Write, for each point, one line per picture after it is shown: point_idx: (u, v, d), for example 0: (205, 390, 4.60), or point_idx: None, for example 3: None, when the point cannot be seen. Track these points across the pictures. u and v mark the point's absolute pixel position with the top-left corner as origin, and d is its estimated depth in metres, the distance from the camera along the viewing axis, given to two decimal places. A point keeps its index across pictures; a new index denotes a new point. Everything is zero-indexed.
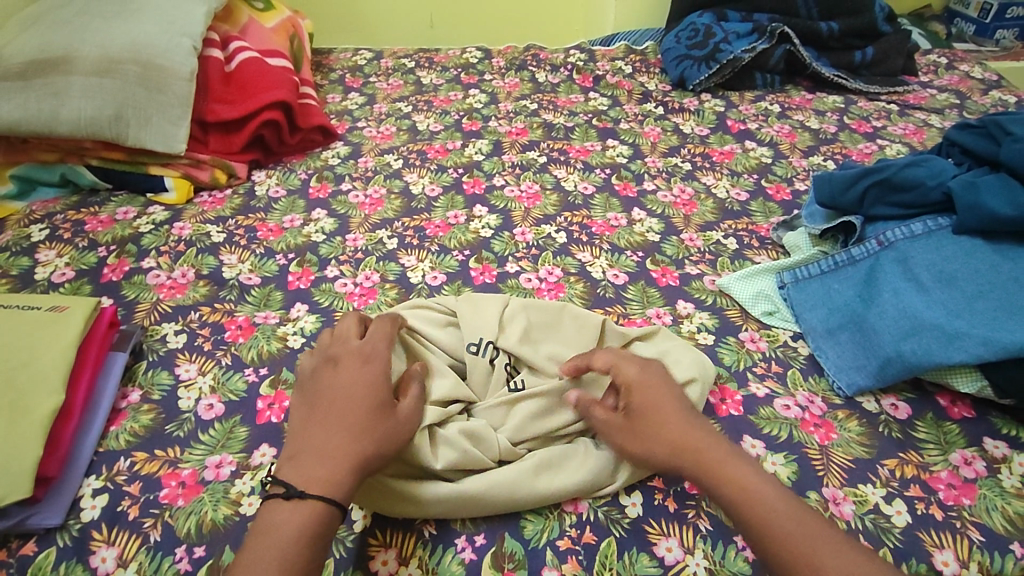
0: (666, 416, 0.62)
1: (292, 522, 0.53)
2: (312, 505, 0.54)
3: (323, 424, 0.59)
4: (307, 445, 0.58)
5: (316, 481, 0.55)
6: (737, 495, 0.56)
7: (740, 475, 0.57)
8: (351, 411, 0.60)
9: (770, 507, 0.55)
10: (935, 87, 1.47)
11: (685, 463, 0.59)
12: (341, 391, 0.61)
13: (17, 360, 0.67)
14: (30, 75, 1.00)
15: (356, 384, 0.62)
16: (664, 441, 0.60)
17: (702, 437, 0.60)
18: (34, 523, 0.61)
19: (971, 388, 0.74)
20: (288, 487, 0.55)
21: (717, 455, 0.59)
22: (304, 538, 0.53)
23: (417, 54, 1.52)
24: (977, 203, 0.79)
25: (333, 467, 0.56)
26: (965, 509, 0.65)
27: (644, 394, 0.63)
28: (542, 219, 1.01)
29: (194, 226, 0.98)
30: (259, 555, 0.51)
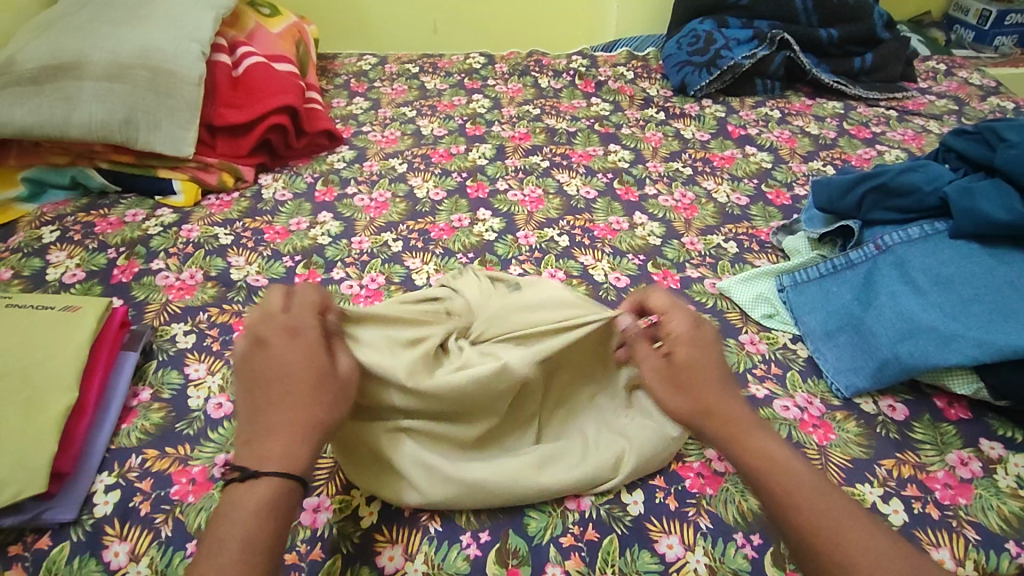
0: (706, 376, 0.60)
1: (250, 498, 0.50)
2: (268, 478, 0.50)
3: (263, 399, 0.54)
4: (257, 425, 0.53)
5: (273, 457, 0.52)
6: (766, 466, 0.55)
7: (770, 448, 0.56)
8: (291, 382, 0.54)
9: (799, 481, 0.54)
10: (934, 93, 1.49)
11: (712, 427, 0.58)
12: (278, 362, 0.55)
13: (32, 359, 0.68)
14: (42, 79, 1.02)
15: (292, 351, 0.56)
16: (696, 397, 0.59)
17: (737, 405, 0.59)
18: (48, 518, 0.62)
19: (967, 390, 0.75)
20: (242, 469, 0.51)
21: (748, 426, 0.58)
22: (263, 512, 0.49)
23: (421, 59, 1.54)
24: (972, 208, 0.80)
25: (289, 440, 0.52)
26: (961, 508, 0.66)
27: (688, 349, 0.61)
28: (544, 223, 1.03)
29: (202, 228, 0.99)
30: (218, 535, 0.48)
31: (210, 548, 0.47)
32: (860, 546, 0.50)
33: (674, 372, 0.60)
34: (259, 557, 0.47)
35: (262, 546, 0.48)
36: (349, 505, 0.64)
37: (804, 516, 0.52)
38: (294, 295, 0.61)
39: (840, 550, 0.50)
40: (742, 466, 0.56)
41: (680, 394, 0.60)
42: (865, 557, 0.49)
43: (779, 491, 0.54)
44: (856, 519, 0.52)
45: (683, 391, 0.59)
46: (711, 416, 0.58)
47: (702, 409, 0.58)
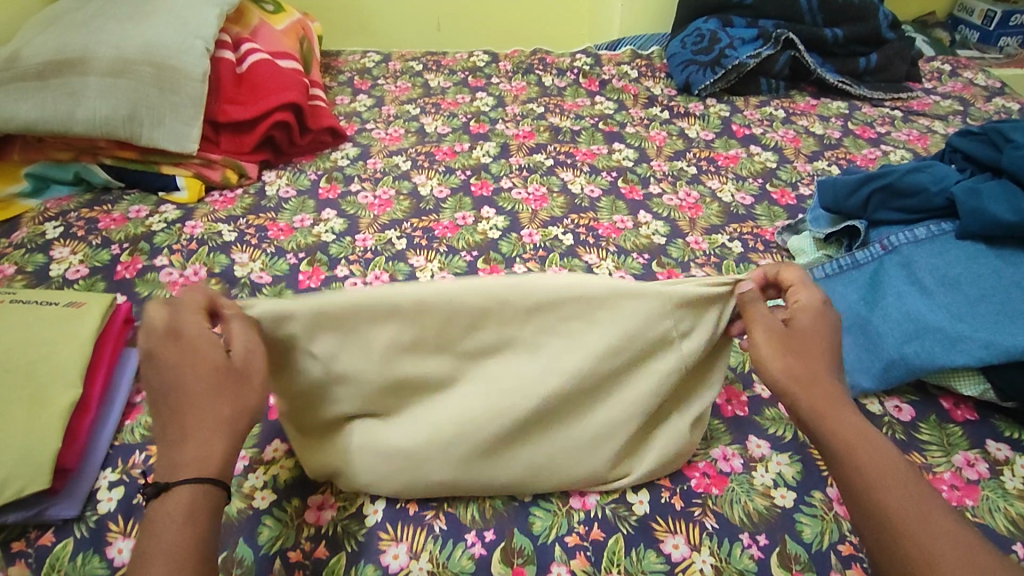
0: (813, 347, 0.60)
1: (164, 512, 0.49)
2: (180, 487, 0.50)
3: (167, 411, 0.54)
4: (165, 437, 0.53)
5: (191, 464, 0.51)
6: (856, 440, 0.55)
7: (862, 427, 0.56)
8: (188, 388, 0.54)
9: (888, 461, 0.54)
10: (939, 93, 1.48)
11: (805, 398, 0.58)
12: (174, 370, 0.54)
13: (36, 355, 0.68)
14: (46, 75, 1.02)
15: (180, 355, 0.55)
16: (801, 365, 0.59)
17: (832, 383, 0.59)
18: (52, 515, 0.62)
19: (974, 391, 0.74)
20: (155, 483, 0.51)
21: (840, 403, 0.58)
22: (178, 521, 0.49)
23: (425, 57, 1.53)
24: (980, 208, 0.79)
25: (202, 442, 0.52)
26: (968, 509, 0.66)
27: (808, 319, 0.61)
28: (548, 222, 1.03)
29: (206, 225, 0.99)
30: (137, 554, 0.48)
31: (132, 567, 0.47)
32: (944, 528, 0.50)
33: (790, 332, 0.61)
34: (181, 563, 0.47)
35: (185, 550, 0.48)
36: (354, 504, 0.64)
37: (890, 496, 0.51)
38: (175, 301, 0.58)
39: (923, 527, 0.50)
40: (833, 438, 0.56)
41: (783, 357, 0.59)
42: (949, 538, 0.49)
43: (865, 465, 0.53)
44: (946, 508, 0.51)
45: (789, 354, 0.59)
46: (809, 386, 0.58)
47: (802, 376, 0.58)
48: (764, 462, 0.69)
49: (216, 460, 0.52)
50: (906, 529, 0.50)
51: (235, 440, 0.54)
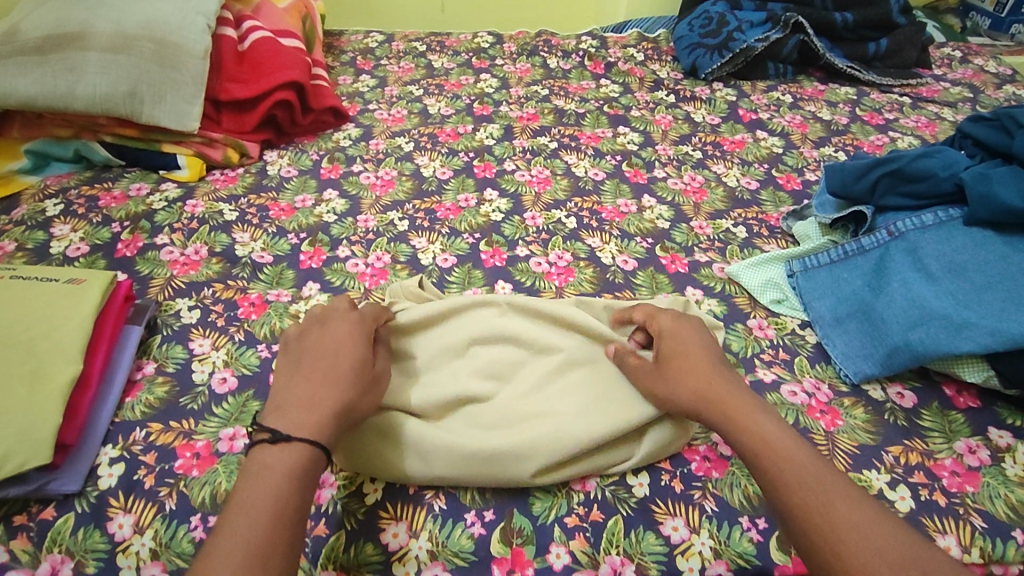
0: (695, 366, 0.63)
1: (278, 465, 0.52)
2: (298, 447, 0.53)
3: (307, 373, 0.59)
4: (290, 394, 0.58)
5: (305, 426, 0.55)
6: (755, 446, 0.57)
7: (763, 426, 0.58)
8: (335, 366, 0.60)
9: (790, 459, 0.55)
10: (948, 80, 1.46)
11: (711, 413, 0.60)
12: (330, 346, 0.62)
13: (38, 331, 0.68)
14: (46, 49, 1.00)
15: (339, 338, 0.63)
16: (691, 387, 0.62)
17: (729, 390, 0.61)
18: (53, 489, 0.62)
19: (977, 378, 0.74)
20: (274, 431, 0.54)
21: (745, 407, 0.60)
22: (291, 478, 0.52)
23: (429, 38, 1.51)
24: (988, 194, 0.78)
25: (321, 412, 0.56)
26: (968, 495, 0.66)
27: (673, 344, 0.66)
28: (552, 205, 1.02)
29: (207, 204, 0.98)
30: (244, 499, 0.50)
31: (239, 510, 0.49)
32: (846, 520, 0.50)
33: (660, 367, 0.65)
34: (286, 520, 0.49)
35: (283, 536, 0.49)
36: (353, 482, 0.64)
37: (796, 494, 0.53)
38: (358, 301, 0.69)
39: (823, 521, 0.51)
40: (739, 448, 0.58)
41: (679, 386, 0.63)
42: (851, 532, 0.50)
43: (766, 469, 0.55)
44: (858, 499, 0.52)
45: (677, 380, 0.63)
46: (708, 399, 0.61)
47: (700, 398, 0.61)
48: None
49: (325, 433, 0.55)
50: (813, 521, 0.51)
51: (339, 430, 0.58)
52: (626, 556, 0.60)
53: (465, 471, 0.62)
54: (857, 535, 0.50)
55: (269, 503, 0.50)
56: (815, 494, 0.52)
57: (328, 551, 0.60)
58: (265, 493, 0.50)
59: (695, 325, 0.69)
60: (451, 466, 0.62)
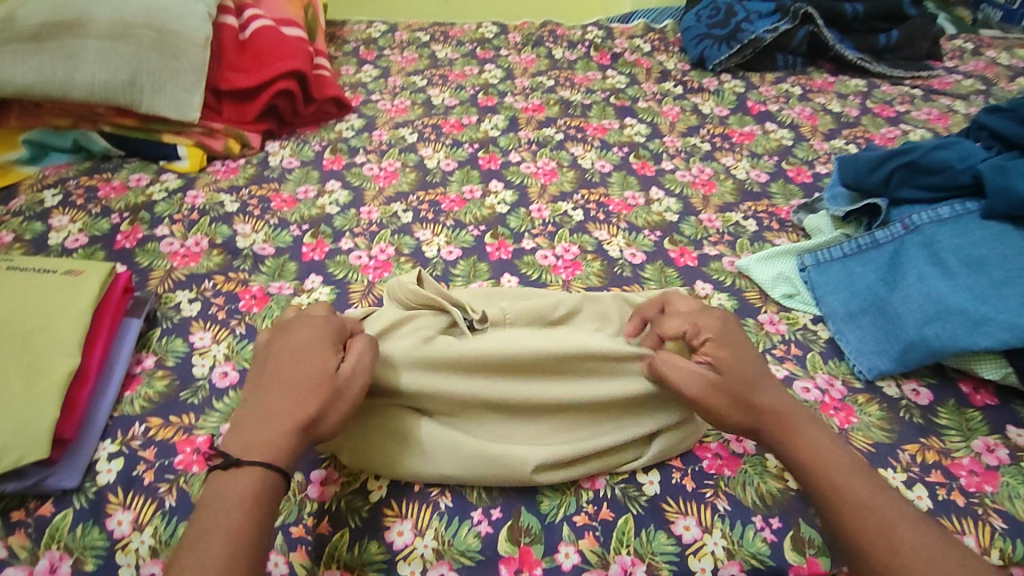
0: (741, 369, 0.60)
1: (232, 489, 0.50)
2: (250, 470, 0.51)
3: (264, 391, 0.56)
4: (251, 409, 0.55)
5: (258, 446, 0.52)
6: (813, 463, 0.55)
7: (821, 444, 0.56)
8: (290, 379, 0.56)
9: (848, 479, 0.54)
10: (960, 72, 1.44)
11: (759, 422, 0.58)
12: (293, 354, 0.57)
13: (35, 324, 0.66)
14: (44, 37, 0.98)
15: (305, 343, 0.58)
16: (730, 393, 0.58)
17: (768, 398, 0.58)
18: (51, 485, 0.60)
19: (995, 375, 0.72)
20: (225, 456, 0.52)
21: (798, 420, 0.58)
22: (245, 502, 0.50)
23: (432, 28, 1.49)
24: (1007, 187, 0.77)
25: (275, 430, 0.53)
26: (987, 495, 0.64)
27: (717, 349, 0.61)
28: (558, 197, 1.00)
29: (208, 195, 0.97)
30: (197, 531, 0.48)
31: (192, 542, 0.47)
32: (910, 547, 0.49)
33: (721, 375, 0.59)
34: (244, 546, 0.47)
35: (241, 575, 0.46)
36: (356, 480, 0.62)
37: (853, 513, 0.52)
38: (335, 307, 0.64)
39: (886, 547, 0.50)
40: (792, 462, 0.57)
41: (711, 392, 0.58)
42: (915, 558, 0.49)
43: (825, 487, 0.54)
44: (920, 525, 0.51)
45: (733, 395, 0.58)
46: (763, 413, 0.58)
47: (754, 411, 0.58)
48: None
49: (279, 454, 0.52)
50: (869, 540, 0.50)
51: (300, 445, 0.54)
52: (636, 556, 0.58)
53: (473, 472, 0.60)
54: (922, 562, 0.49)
55: (225, 537, 0.47)
56: (872, 514, 0.51)
57: (332, 549, 0.58)
58: (220, 524, 0.48)
59: (735, 328, 0.64)
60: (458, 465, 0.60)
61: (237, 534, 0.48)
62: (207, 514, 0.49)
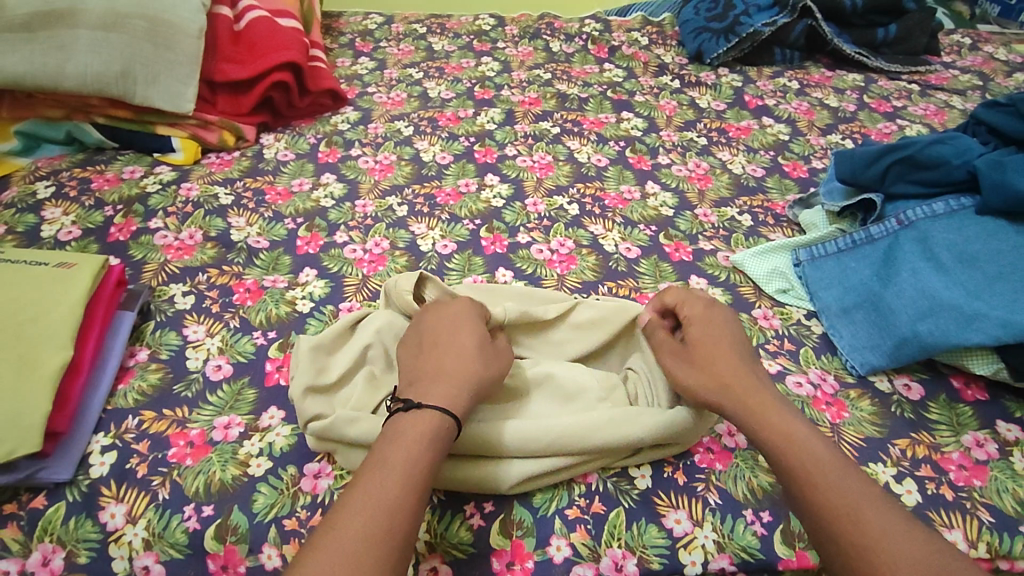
0: (719, 348, 0.62)
1: (411, 427, 0.53)
2: (430, 414, 0.54)
3: (432, 356, 0.60)
4: (424, 370, 0.59)
5: (438, 396, 0.56)
6: (787, 445, 0.55)
7: (794, 427, 0.56)
8: (456, 342, 0.61)
9: (818, 459, 0.53)
10: (958, 67, 1.43)
11: (731, 404, 0.59)
12: (452, 323, 0.63)
13: (27, 317, 0.66)
14: (35, 26, 0.97)
15: (460, 319, 0.63)
16: (711, 371, 0.61)
17: (743, 372, 0.61)
18: (43, 478, 0.61)
19: (986, 370, 0.73)
20: (406, 401, 0.55)
21: (765, 402, 0.58)
22: (421, 441, 0.52)
23: (429, 20, 1.48)
24: (1003, 182, 0.77)
25: (452, 384, 0.57)
26: (975, 490, 0.65)
27: (700, 328, 0.65)
28: (554, 191, 1.00)
29: (202, 187, 0.97)
30: (378, 461, 0.51)
31: (371, 473, 0.50)
32: (879, 529, 0.49)
33: (687, 351, 0.64)
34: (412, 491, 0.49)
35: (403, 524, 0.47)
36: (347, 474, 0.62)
37: (822, 498, 0.51)
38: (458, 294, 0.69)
39: (853, 528, 0.49)
40: (762, 447, 0.56)
41: (692, 369, 0.62)
42: (883, 541, 0.48)
43: (794, 470, 0.53)
44: (892, 510, 0.50)
45: (699, 367, 0.62)
46: (729, 388, 0.59)
47: (723, 385, 0.60)
48: None
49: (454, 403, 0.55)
50: (842, 527, 0.50)
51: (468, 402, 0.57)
52: (627, 549, 0.59)
53: (469, 476, 0.60)
54: (891, 545, 0.48)
55: (395, 482, 0.49)
56: (842, 500, 0.51)
57: None
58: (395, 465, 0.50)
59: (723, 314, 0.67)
60: (443, 469, 0.60)
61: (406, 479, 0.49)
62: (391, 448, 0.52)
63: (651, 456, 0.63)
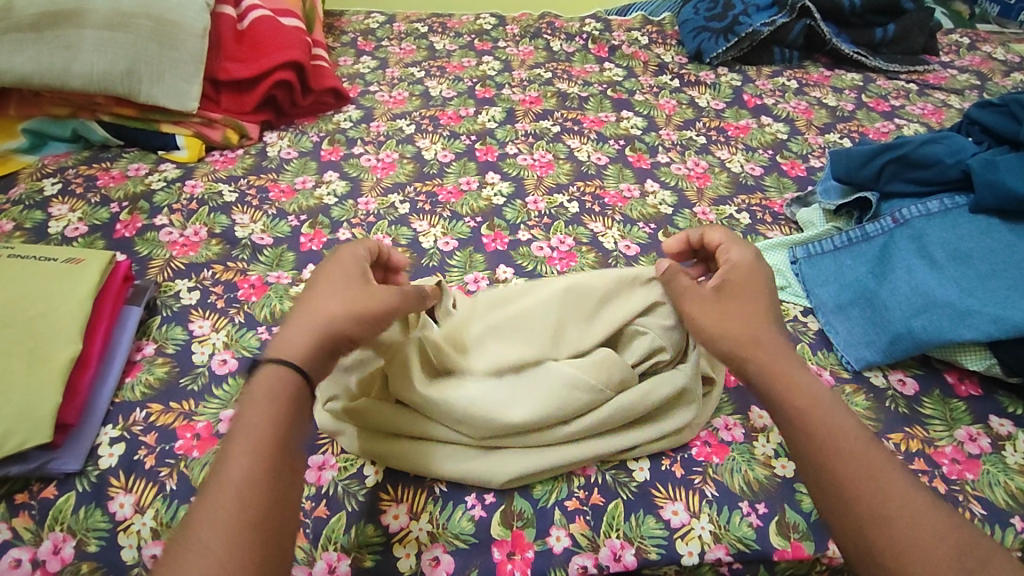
0: (755, 303, 0.62)
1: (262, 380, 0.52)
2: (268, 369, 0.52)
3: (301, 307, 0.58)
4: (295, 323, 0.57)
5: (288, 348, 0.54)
6: (808, 407, 0.54)
7: (819, 391, 0.56)
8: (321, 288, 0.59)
9: (840, 429, 0.53)
10: (956, 67, 1.44)
11: (755, 359, 0.58)
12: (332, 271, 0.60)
13: (36, 311, 0.67)
14: (42, 26, 0.98)
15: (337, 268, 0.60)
16: (741, 324, 0.60)
17: (776, 338, 0.59)
18: (54, 468, 0.62)
19: (979, 366, 0.74)
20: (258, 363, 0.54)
21: (792, 366, 0.57)
22: (273, 399, 0.51)
23: (431, 19, 1.49)
24: (996, 182, 0.78)
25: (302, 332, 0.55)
26: (968, 483, 0.66)
27: (743, 274, 0.64)
28: (554, 189, 1.01)
29: (206, 184, 0.98)
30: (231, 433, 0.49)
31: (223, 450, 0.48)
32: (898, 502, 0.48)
33: (723, 293, 0.63)
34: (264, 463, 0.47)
35: (251, 503, 0.45)
36: (353, 465, 0.64)
37: (840, 466, 0.51)
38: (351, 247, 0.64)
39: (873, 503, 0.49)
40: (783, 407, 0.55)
41: (724, 321, 0.60)
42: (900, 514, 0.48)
43: (815, 437, 0.52)
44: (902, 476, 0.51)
45: (728, 313, 0.61)
46: (743, 339, 0.59)
47: (748, 332, 0.59)
48: (766, 432, 0.68)
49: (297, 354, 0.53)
50: (853, 494, 0.49)
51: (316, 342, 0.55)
52: (625, 540, 0.60)
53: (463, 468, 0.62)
54: (905, 516, 0.48)
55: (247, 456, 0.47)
56: (859, 470, 0.50)
57: (329, 533, 0.59)
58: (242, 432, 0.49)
59: (767, 267, 0.66)
60: (441, 454, 0.63)
61: (258, 448, 0.48)
62: (241, 429, 0.49)
63: (646, 449, 0.65)
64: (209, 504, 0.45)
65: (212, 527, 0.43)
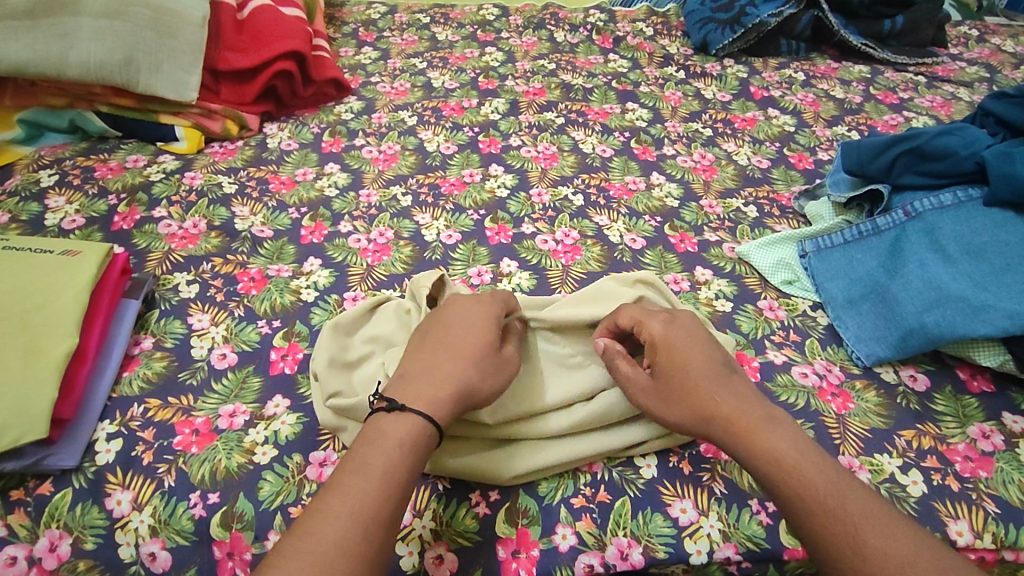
0: (692, 370, 0.59)
1: (396, 426, 0.53)
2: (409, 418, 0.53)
3: (433, 351, 0.59)
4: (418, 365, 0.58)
5: (422, 398, 0.55)
6: (772, 468, 0.53)
7: (791, 443, 0.54)
8: (457, 340, 0.59)
9: (814, 485, 0.52)
10: (965, 60, 1.42)
11: (717, 429, 0.56)
12: (467, 323, 0.61)
13: (32, 304, 0.66)
14: (38, 13, 0.96)
15: (472, 320, 0.61)
16: (687, 407, 0.57)
17: (721, 396, 0.57)
18: (50, 464, 0.61)
19: (993, 362, 0.73)
20: (390, 400, 0.54)
21: (753, 421, 0.56)
22: (406, 446, 0.52)
23: (433, 10, 1.47)
24: (1011, 174, 0.76)
25: (439, 387, 0.56)
26: (981, 481, 0.65)
27: (669, 348, 0.61)
28: (558, 181, 0.99)
29: (206, 176, 0.96)
30: (364, 459, 0.50)
31: (351, 472, 0.49)
32: (886, 556, 0.47)
33: (662, 378, 0.60)
34: (385, 506, 0.48)
35: (358, 546, 0.46)
36: None
37: (820, 526, 0.50)
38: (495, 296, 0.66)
39: (856, 557, 0.48)
40: (756, 473, 0.54)
41: (673, 407, 0.58)
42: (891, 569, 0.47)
43: (792, 498, 0.52)
44: (878, 515, 0.50)
45: (674, 402, 0.58)
46: (695, 418, 0.57)
47: (697, 415, 0.57)
48: None
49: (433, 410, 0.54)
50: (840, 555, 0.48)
51: (455, 407, 0.56)
52: (632, 538, 0.59)
53: (468, 462, 0.60)
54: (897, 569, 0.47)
55: (375, 494, 0.48)
56: (840, 526, 0.49)
57: None
58: (378, 462, 0.50)
59: (685, 323, 0.63)
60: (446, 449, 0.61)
61: (385, 492, 0.49)
62: (375, 462, 0.50)
63: (655, 445, 0.63)
64: (324, 525, 0.46)
65: (320, 550, 0.45)
